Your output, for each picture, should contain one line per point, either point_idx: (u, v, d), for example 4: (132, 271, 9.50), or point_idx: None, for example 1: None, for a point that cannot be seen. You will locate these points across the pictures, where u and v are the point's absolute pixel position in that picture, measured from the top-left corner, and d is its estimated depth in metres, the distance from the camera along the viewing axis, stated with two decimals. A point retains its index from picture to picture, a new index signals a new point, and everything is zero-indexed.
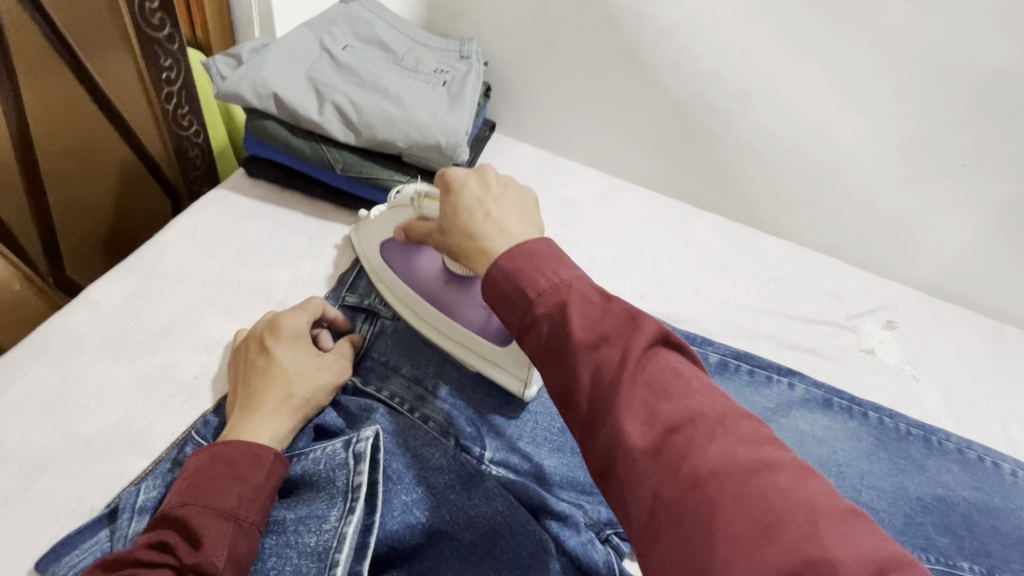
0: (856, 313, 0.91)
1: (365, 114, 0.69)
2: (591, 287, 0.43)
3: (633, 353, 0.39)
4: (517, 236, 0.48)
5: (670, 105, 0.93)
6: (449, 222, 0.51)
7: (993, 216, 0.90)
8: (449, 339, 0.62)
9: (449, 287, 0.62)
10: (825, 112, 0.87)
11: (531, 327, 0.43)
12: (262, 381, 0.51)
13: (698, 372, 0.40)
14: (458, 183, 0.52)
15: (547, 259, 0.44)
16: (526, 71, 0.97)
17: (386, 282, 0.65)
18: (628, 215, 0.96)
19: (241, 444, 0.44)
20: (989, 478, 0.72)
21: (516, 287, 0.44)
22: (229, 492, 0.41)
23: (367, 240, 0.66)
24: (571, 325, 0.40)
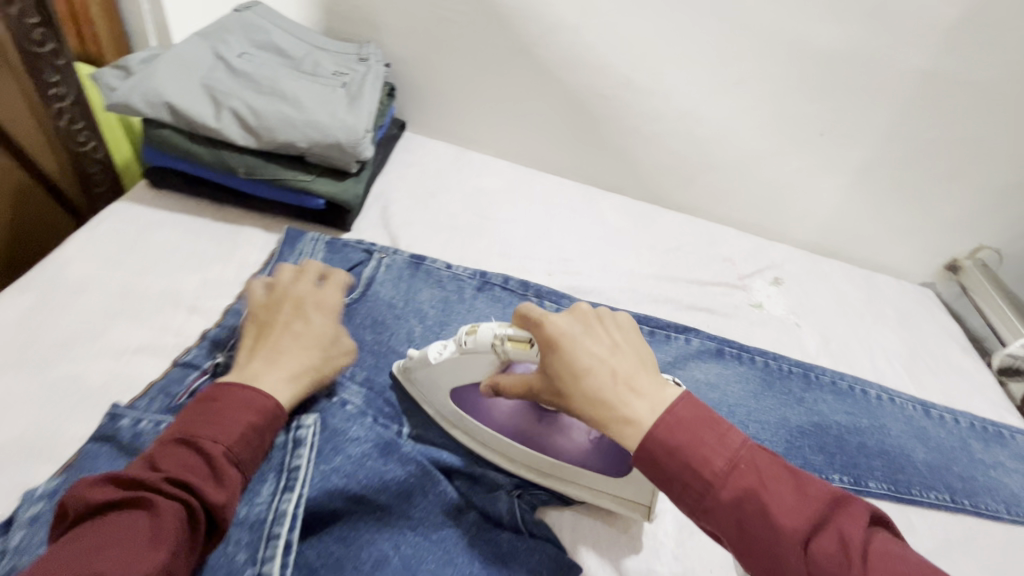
0: (747, 273, 1.01)
1: (263, 118, 0.72)
2: (776, 465, 0.44)
3: (847, 538, 0.40)
4: (653, 399, 0.47)
5: (566, 95, 1.00)
6: (567, 383, 0.49)
7: (851, 177, 1.03)
8: (560, 481, 0.58)
9: (541, 425, 0.58)
10: (701, 95, 0.97)
11: (723, 513, 0.43)
12: (286, 340, 0.55)
13: (888, 536, 0.42)
14: (566, 339, 0.50)
15: (708, 431, 0.44)
16: (429, 70, 1.01)
17: (459, 426, 0.60)
18: (538, 201, 1.02)
19: (264, 398, 0.50)
20: (857, 401, 0.83)
21: (692, 471, 0.44)
22: (248, 442, 0.47)
23: (431, 388, 0.60)
24: (775, 516, 0.41)
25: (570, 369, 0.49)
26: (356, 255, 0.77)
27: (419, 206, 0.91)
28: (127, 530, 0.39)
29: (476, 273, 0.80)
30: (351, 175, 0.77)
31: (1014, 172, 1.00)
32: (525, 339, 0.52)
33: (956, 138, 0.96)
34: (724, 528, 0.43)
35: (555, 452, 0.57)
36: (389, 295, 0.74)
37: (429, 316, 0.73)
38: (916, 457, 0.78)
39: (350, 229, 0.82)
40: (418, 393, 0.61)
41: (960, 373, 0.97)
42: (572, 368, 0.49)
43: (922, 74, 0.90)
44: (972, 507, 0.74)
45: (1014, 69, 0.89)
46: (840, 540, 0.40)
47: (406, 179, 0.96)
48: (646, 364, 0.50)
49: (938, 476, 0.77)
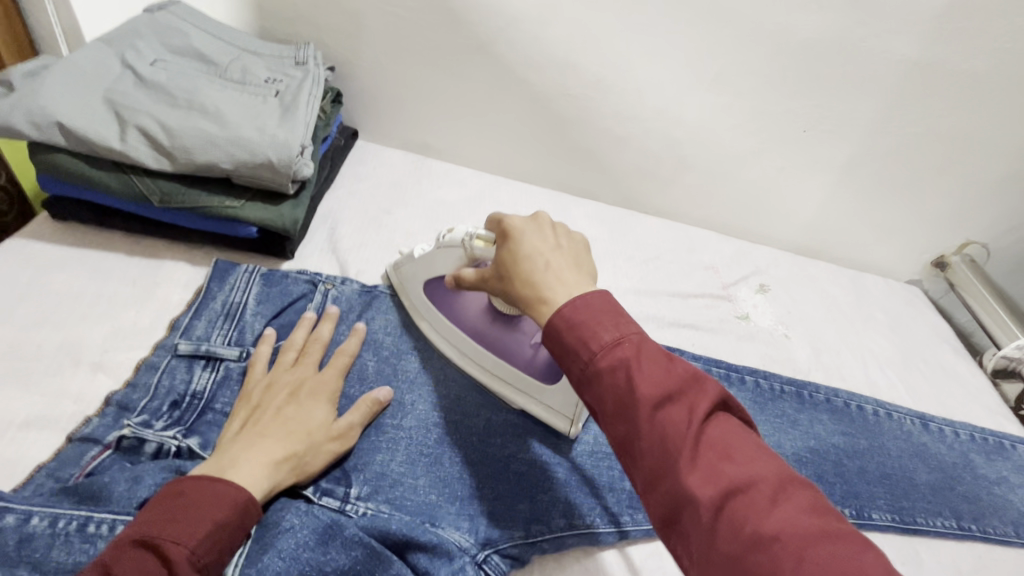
0: (731, 282, 0.95)
1: (178, 136, 0.62)
2: (655, 346, 0.42)
3: (701, 414, 0.39)
4: (574, 286, 0.48)
5: (531, 96, 0.91)
6: (508, 267, 0.52)
7: (835, 176, 0.97)
8: (498, 380, 0.63)
9: (494, 327, 0.64)
10: (676, 93, 0.89)
11: (595, 379, 0.42)
12: (274, 420, 0.51)
13: (753, 436, 0.40)
14: (518, 231, 0.53)
15: (604, 313, 0.44)
16: (380, 73, 0.91)
17: (425, 318, 0.67)
18: (504, 212, 0.94)
19: (238, 491, 0.43)
20: (854, 420, 0.77)
21: (578, 340, 0.44)
22: (215, 544, 0.40)
23: (408, 281, 0.68)
24: (637, 383, 0.40)
25: (512, 255, 0.52)
26: (298, 287, 0.67)
27: (373, 224, 0.82)
28: None
29: None
30: (288, 197, 0.68)
31: (1003, 164, 0.95)
32: (489, 238, 0.57)
33: (944, 131, 0.91)
34: (595, 394, 0.42)
35: (500, 352, 0.63)
36: (337, 331, 0.65)
37: (382, 353, 0.65)
38: (918, 479, 0.73)
39: (293, 257, 0.73)
40: (397, 285, 0.70)
41: (955, 378, 0.93)
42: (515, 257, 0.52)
43: (910, 65, 0.84)
44: (980, 532, 0.69)
45: (1004, 57, 0.83)
46: (691, 415, 0.39)
47: (358, 195, 0.86)
48: (584, 268, 0.52)
49: (942, 499, 0.71)
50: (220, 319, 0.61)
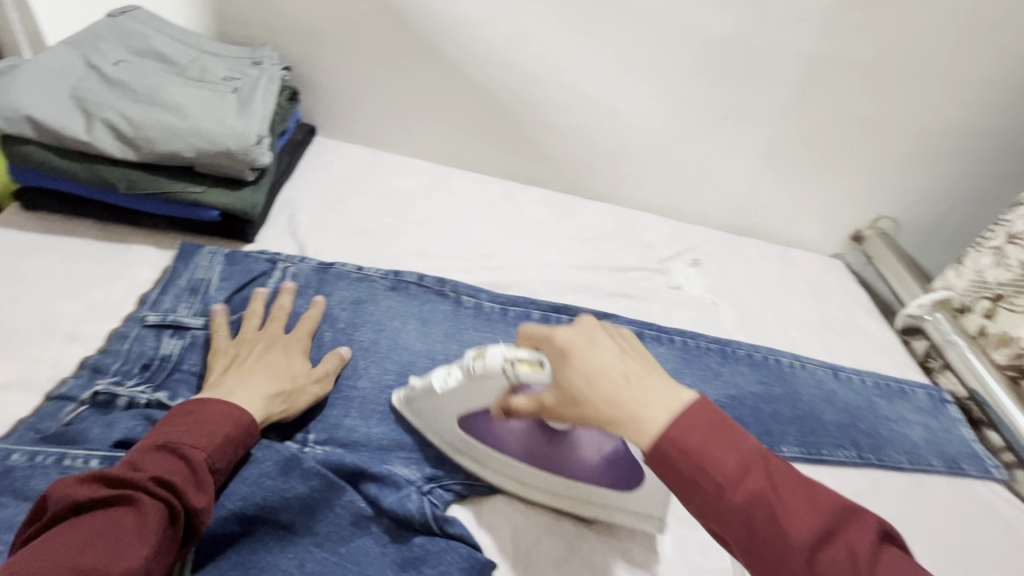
0: (666, 257, 1.04)
1: (141, 128, 0.68)
2: (791, 473, 0.43)
3: (856, 550, 0.39)
4: (666, 403, 0.45)
5: (476, 91, 0.99)
6: (583, 394, 0.47)
7: (756, 158, 1.08)
8: (570, 499, 0.60)
9: (554, 446, 0.59)
10: (608, 85, 0.98)
11: (732, 518, 0.42)
12: (255, 369, 0.59)
13: (909, 559, 0.40)
14: (574, 347, 0.50)
15: (720, 435, 0.43)
16: (334, 72, 0.98)
17: (469, 454, 0.60)
18: (457, 199, 1.01)
19: (239, 414, 0.52)
20: (771, 371, 0.87)
21: (700, 471, 0.43)
22: (225, 452, 0.50)
23: (435, 413, 0.59)
24: (782, 518, 0.40)
25: (584, 378, 0.48)
26: (259, 265, 0.73)
27: (331, 210, 0.88)
28: (111, 526, 0.40)
29: (389, 273, 0.78)
30: (248, 184, 0.74)
31: (901, 144, 1.06)
32: (534, 360, 0.52)
33: (846, 115, 1.02)
34: (728, 526, 0.42)
35: (569, 473, 0.58)
36: (297, 304, 0.71)
37: (340, 320, 0.71)
38: (825, 418, 0.82)
39: (255, 240, 0.79)
40: (419, 418, 0.61)
41: (866, 335, 1.03)
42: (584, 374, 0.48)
43: (809, 56, 0.95)
44: (877, 461, 0.79)
45: (889, 48, 0.94)
46: (850, 551, 0.39)
47: (316, 185, 0.93)
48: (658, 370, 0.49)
49: (846, 434, 0.81)
50: (186, 294, 0.67)
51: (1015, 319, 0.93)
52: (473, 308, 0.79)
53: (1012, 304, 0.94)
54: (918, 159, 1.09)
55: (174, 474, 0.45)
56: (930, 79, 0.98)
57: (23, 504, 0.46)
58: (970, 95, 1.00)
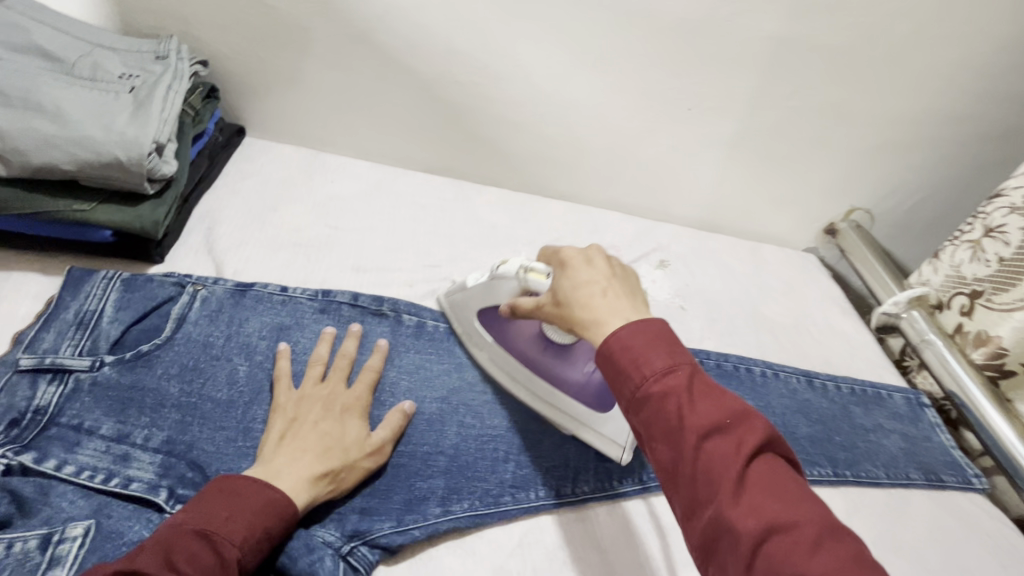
0: (631, 260, 0.98)
1: (9, 137, 0.58)
2: (708, 381, 0.45)
3: (746, 448, 0.40)
4: (628, 314, 0.50)
5: (418, 84, 0.91)
6: (566, 294, 0.53)
7: (724, 151, 1.01)
8: (546, 405, 0.66)
9: (547, 352, 0.66)
10: (562, 76, 0.91)
11: (644, 402, 0.44)
12: (311, 436, 0.54)
13: (795, 476, 0.41)
14: (573, 262, 0.55)
15: (653, 341, 0.46)
16: (259, 66, 0.88)
17: (478, 344, 0.71)
18: (403, 203, 0.93)
19: (287, 501, 0.48)
20: (741, 382, 0.81)
21: (630, 362, 0.46)
22: (259, 550, 0.46)
23: (464, 310, 0.71)
24: (686, 409, 0.42)
25: (570, 283, 0.54)
26: (164, 290, 0.64)
27: (255, 222, 0.80)
28: None
29: (318, 293, 0.70)
30: (148, 198, 0.65)
31: (873, 133, 1.01)
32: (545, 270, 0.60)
33: (816, 104, 0.96)
34: (641, 415, 0.45)
35: (554, 379, 0.65)
36: (210, 334, 0.63)
37: (258, 352, 0.63)
38: (798, 432, 0.77)
39: (163, 261, 0.70)
40: (453, 315, 0.73)
41: (841, 336, 0.98)
42: (572, 284, 0.54)
43: (776, 42, 0.88)
44: (854, 478, 0.74)
45: (861, 31, 0.88)
46: (739, 445, 0.41)
47: (242, 193, 0.83)
48: (640, 299, 0.53)
49: (820, 449, 0.76)
50: (71, 329, 0.58)
51: (991, 317, 0.88)
52: (415, 330, 0.72)
53: (989, 300, 0.88)
54: (891, 148, 1.03)
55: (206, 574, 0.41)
56: (904, 64, 0.92)
57: None
58: (945, 80, 0.95)
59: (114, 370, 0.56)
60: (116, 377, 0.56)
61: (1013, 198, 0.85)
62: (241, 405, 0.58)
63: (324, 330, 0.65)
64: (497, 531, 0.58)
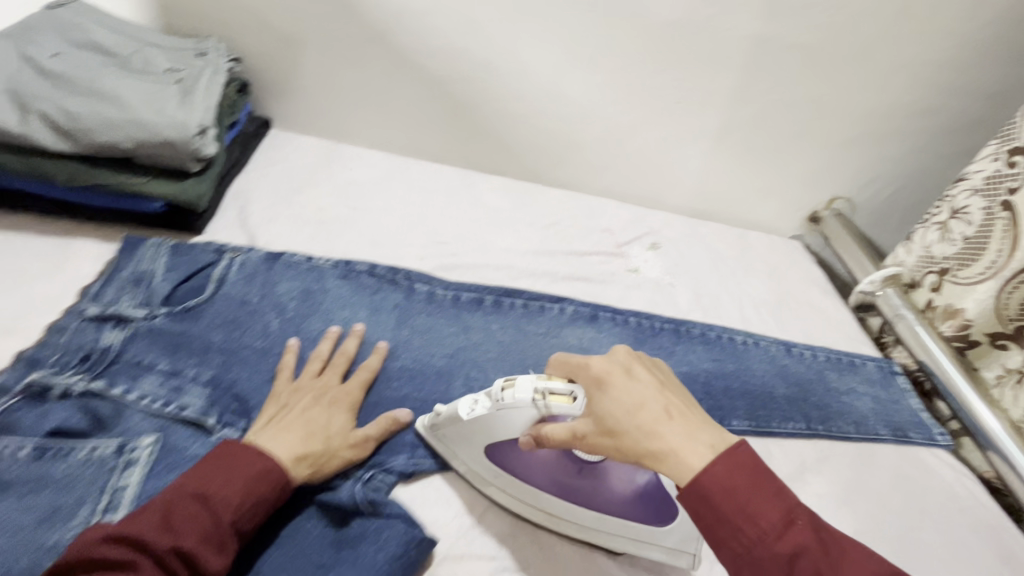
0: (625, 242, 1.05)
1: (77, 119, 0.67)
2: (822, 525, 0.44)
3: None
4: (703, 439, 0.47)
5: (428, 80, 1.00)
6: (620, 421, 0.48)
7: (710, 142, 1.09)
8: (597, 532, 0.58)
9: (581, 477, 0.58)
10: (559, 72, 0.99)
11: (768, 562, 0.42)
12: (298, 420, 0.58)
13: None
14: (611, 377, 0.50)
15: (762, 486, 0.44)
16: (285, 64, 0.97)
17: (489, 483, 0.61)
18: (413, 189, 1.01)
19: (280, 467, 0.52)
20: (724, 349, 0.89)
21: (743, 514, 0.44)
22: (253, 514, 0.49)
23: (458, 441, 0.61)
24: (820, 565, 0.41)
25: (618, 405, 0.49)
26: (205, 256, 0.73)
27: (282, 202, 0.88)
28: None
29: (340, 262, 0.79)
30: (192, 175, 0.74)
31: (849, 125, 1.09)
32: (567, 390, 0.53)
33: (795, 98, 1.04)
34: (762, 573, 0.43)
35: (599, 505, 0.58)
36: (246, 293, 0.71)
37: (288, 310, 0.71)
38: (776, 392, 0.84)
39: (203, 232, 0.79)
40: (442, 443, 0.62)
41: (820, 312, 1.05)
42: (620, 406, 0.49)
43: (755, 40, 0.96)
44: (825, 431, 0.81)
45: (833, 30, 0.96)
46: None
47: (269, 177, 0.92)
48: (695, 409, 0.50)
49: (795, 407, 0.83)
50: (128, 286, 0.67)
51: (957, 291, 0.95)
52: (426, 296, 0.80)
53: (955, 276, 0.95)
54: (867, 139, 1.11)
55: (198, 534, 0.45)
56: (875, 61, 1.00)
57: None
58: (914, 76, 1.03)
59: (166, 320, 0.65)
60: (167, 326, 0.65)
61: (975, 180, 0.93)
62: (274, 353, 0.67)
63: (329, 330, 0.69)
64: None
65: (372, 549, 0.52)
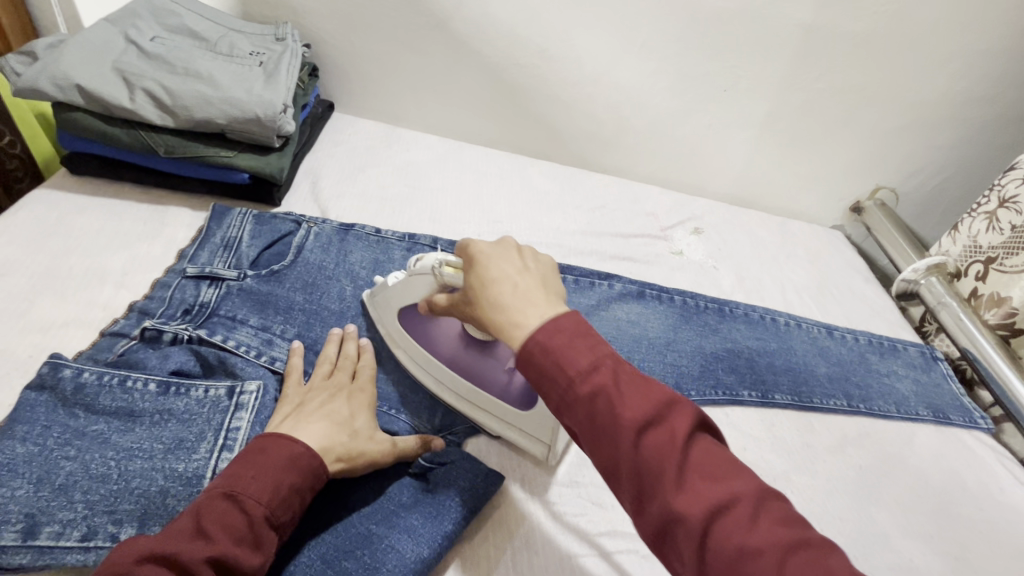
0: (669, 225, 1.08)
1: (178, 96, 0.73)
2: (629, 368, 0.45)
3: (681, 436, 0.41)
4: (543, 306, 0.50)
5: (485, 66, 1.04)
6: (476, 292, 0.54)
7: (756, 130, 1.11)
8: (470, 404, 0.67)
9: (470, 352, 0.67)
10: (612, 59, 1.02)
11: (574, 404, 0.45)
12: (318, 413, 0.57)
13: (727, 453, 0.43)
14: (481, 256, 0.55)
15: (577, 338, 0.46)
16: (351, 50, 1.03)
17: (402, 345, 0.70)
18: (468, 171, 1.06)
19: (311, 457, 0.51)
20: (767, 328, 0.91)
21: (555, 365, 0.45)
22: (289, 504, 0.48)
23: (384, 307, 0.69)
24: (618, 404, 0.43)
25: (478, 279, 0.54)
26: (285, 226, 0.78)
27: (349, 179, 0.94)
28: None
29: (405, 235, 0.84)
30: (274, 150, 0.80)
31: (898, 114, 1.09)
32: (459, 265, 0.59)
33: (843, 86, 1.05)
34: (573, 418, 0.45)
35: (475, 378, 0.66)
36: (323, 259, 0.77)
37: (360, 278, 0.77)
38: (818, 371, 0.86)
39: (280, 204, 0.85)
40: (375, 310, 0.71)
41: (862, 299, 1.07)
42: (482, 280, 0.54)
43: (806, 27, 0.98)
44: (867, 410, 0.83)
45: (884, 18, 0.97)
46: (672, 437, 0.41)
47: (335, 157, 0.98)
48: (552, 291, 0.54)
49: (837, 385, 0.85)
50: (220, 250, 0.73)
51: (1004, 279, 0.95)
52: None
53: (1002, 264, 0.96)
54: (915, 128, 1.11)
55: (235, 536, 0.44)
56: (926, 49, 1.01)
57: (92, 417, 0.52)
58: (966, 65, 1.03)
59: (254, 281, 0.71)
60: (256, 286, 0.70)
61: None
62: (350, 316, 0.72)
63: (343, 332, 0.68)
64: None
65: (446, 489, 0.58)
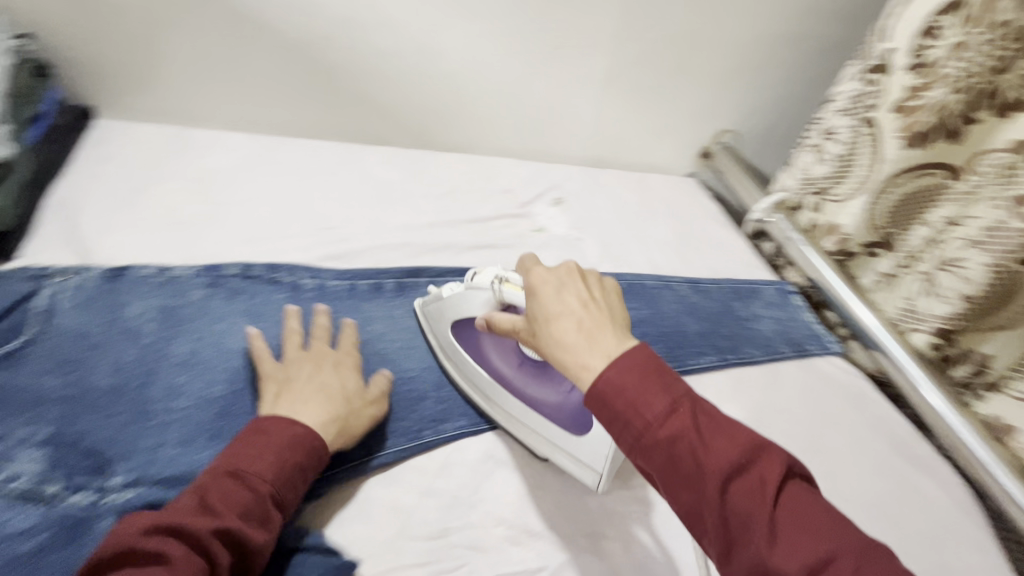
0: (527, 201, 1.02)
1: None
2: (713, 411, 0.43)
3: (771, 483, 0.39)
4: (608, 344, 0.46)
5: (283, 42, 0.87)
6: (538, 326, 0.49)
7: (599, 86, 1.06)
8: (518, 421, 0.64)
9: (525, 372, 0.64)
10: (431, 24, 0.90)
11: (652, 448, 0.42)
12: (310, 389, 0.55)
13: (821, 499, 0.40)
14: (542, 285, 0.50)
15: (656, 377, 0.43)
16: (95, 36, 0.80)
17: (451, 360, 0.68)
18: (285, 171, 0.89)
19: (311, 436, 0.51)
20: (637, 295, 0.89)
21: (631, 407, 0.43)
22: (292, 484, 0.49)
23: (437, 320, 0.68)
24: (703, 452, 0.40)
25: (540, 312, 0.49)
26: (21, 287, 0.59)
27: (123, 206, 0.75)
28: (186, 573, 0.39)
29: (204, 268, 0.68)
30: None
31: (729, 57, 1.10)
32: None
33: (672, 33, 1.03)
34: (651, 463, 0.42)
35: (530, 401, 0.63)
36: (88, 323, 0.59)
37: (143, 335, 0.60)
38: (688, 329, 0.86)
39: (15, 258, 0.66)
40: (429, 324, 0.70)
41: (720, 245, 1.09)
42: (544, 311, 0.49)
43: None
44: (736, 359, 0.84)
45: None
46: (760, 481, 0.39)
47: (101, 179, 0.78)
48: (621, 323, 0.48)
49: (707, 341, 0.85)
50: None
51: (835, 208, 1.00)
52: (315, 292, 0.71)
53: (831, 194, 1.00)
54: (745, 69, 1.13)
55: (242, 513, 0.44)
56: None
57: None
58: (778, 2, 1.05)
59: None
60: None
61: (839, 102, 0.98)
62: (133, 388, 0.56)
63: (249, 331, 0.60)
64: (420, 460, 0.60)
65: None
